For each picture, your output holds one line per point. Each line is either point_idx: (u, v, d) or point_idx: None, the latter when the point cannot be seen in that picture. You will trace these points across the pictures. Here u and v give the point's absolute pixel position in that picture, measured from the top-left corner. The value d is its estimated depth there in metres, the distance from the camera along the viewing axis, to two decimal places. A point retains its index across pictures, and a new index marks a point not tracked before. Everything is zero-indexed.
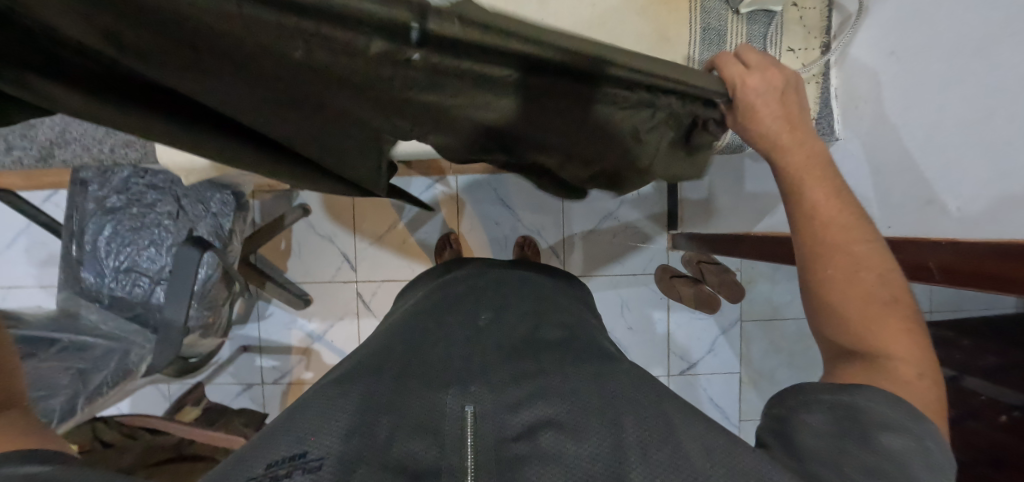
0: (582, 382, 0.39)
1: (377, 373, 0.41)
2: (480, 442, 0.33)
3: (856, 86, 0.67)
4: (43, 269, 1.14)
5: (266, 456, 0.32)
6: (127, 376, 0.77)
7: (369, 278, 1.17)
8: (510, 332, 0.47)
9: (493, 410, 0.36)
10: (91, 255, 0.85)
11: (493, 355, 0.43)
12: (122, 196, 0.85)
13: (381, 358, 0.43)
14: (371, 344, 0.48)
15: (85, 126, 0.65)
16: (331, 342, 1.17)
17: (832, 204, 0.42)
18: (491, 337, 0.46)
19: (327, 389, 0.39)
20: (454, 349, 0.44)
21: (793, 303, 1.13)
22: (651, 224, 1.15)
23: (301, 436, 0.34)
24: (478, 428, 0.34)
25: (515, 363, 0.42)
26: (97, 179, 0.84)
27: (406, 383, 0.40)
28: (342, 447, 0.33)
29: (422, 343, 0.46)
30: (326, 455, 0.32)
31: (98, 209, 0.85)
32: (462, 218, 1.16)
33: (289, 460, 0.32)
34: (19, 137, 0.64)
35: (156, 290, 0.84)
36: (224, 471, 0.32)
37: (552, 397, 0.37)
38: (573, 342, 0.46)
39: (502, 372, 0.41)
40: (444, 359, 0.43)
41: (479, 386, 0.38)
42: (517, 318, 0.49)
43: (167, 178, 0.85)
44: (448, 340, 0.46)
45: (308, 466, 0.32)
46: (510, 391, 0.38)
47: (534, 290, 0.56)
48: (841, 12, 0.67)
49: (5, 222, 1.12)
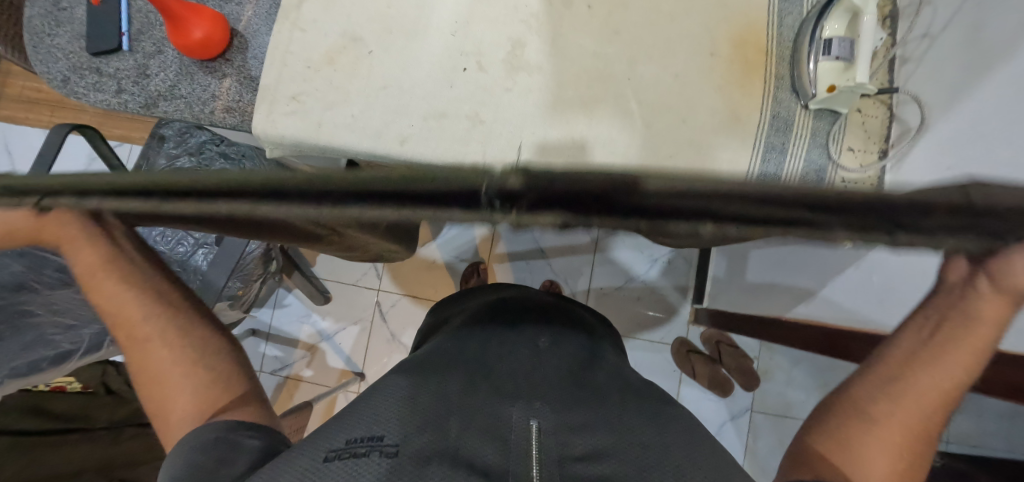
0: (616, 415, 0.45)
1: (446, 377, 0.47)
2: (546, 452, 0.39)
3: None
4: None
5: (348, 434, 0.40)
6: None
7: (392, 289, 1.17)
8: (556, 368, 0.52)
9: (553, 427, 0.42)
10: None
11: (541, 385, 0.48)
12: (192, 159, 0.89)
13: (452, 364, 0.49)
14: (430, 348, 0.55)
15: (195, 87, 0.70)
16: (339, 345, 1.16)
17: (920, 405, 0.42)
18: (547, 362, 0.53)
19: (402, 383, 0.45)
20: (511, 363, 0.51)
21: (807, 403, 1.11)
22: (676, 293, 1.16)
23: (375, 422, 0.41)
24: (541, 441, 0.40)
25: (565, 391, 0.48)
26: (175, 138, 0.90)
27: (473, 391, 0.46)
28: (415, 439, 0.39)
29: (487, 354, 0.53)
30: (398, 444, 0.39)
31: (167, 167, 0.88)
32: (494, 253, 1.18)
33: (368, 441, 0.39)
34: (134, 84, 0.70)
35: (197, 253, 0.86)
36: (313, 439, 0.40)
37: (609, 434, 0.42)
38: (626, 392, 0.49)
39: (561, 395, 0.47)
40: (505, 372, 0.50)
41: (543, 405, 0.44)
42: (570, 354, 0.55)
43: (239, 152, 0.90)
44: (512, 356, 0.52)
45: (384, 451, 0.38)
46: (572, 414, 0.44)
47: (582, 327, 0.61)
48: (901, 124, 0.66)
49: (68, 162, 1.13)
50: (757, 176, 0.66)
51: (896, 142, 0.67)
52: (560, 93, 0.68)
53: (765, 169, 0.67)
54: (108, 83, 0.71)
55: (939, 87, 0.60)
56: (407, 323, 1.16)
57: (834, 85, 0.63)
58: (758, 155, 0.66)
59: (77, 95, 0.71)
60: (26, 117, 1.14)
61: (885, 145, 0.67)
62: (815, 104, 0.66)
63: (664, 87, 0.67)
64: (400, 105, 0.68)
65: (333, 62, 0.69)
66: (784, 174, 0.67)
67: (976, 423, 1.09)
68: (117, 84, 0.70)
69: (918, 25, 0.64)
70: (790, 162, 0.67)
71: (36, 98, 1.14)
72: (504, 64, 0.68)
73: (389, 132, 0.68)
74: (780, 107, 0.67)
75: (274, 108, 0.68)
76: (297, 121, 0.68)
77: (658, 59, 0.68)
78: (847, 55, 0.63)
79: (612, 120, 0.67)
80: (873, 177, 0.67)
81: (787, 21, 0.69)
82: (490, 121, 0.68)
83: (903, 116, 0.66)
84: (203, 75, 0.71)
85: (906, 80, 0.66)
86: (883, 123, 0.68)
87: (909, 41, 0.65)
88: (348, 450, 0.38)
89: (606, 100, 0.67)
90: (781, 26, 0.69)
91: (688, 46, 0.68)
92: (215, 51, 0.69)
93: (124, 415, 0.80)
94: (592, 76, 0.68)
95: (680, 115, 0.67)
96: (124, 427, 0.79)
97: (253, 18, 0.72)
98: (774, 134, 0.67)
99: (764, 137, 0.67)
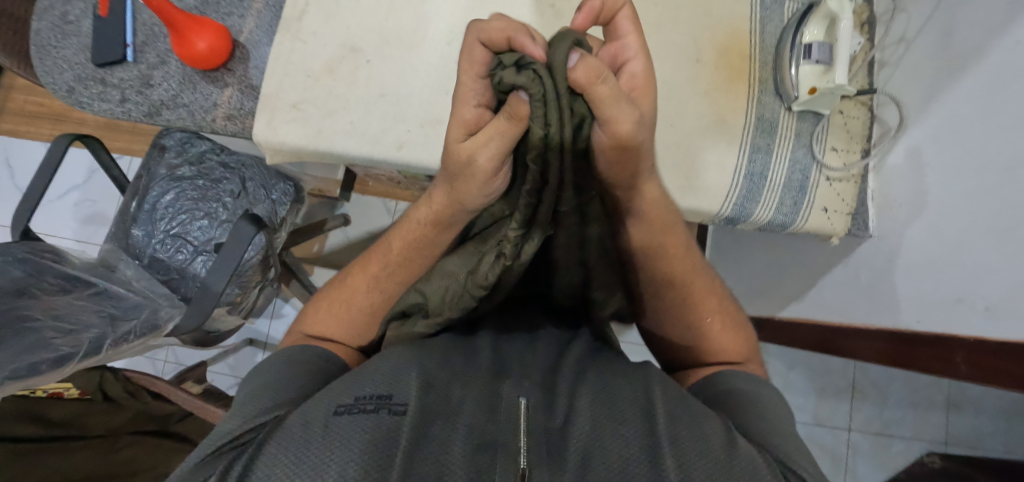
0: (623, 383, 0.41)
1: (444, 351, 0.43)
2: (534, 426, 0.35)
3: (892, 191, 0.66)
4: (83, 225, 1.13)
5: (360, 391, 0.37)
6: (155, 332, 0.73)
7: None
8: (567, 346, 0.49)
9: (544, 405, 0.37)
10: (148, 214, 0.88)
11: (545, 363, 0.44)
12: (193, 168, 0.90)
13: (449, 342, 0.46)
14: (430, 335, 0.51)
15: (197, 96, 0.72)
16: None
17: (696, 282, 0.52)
18: (543, 341, 0.49)
19: (403, 350, 0.42)
20: (512, 343, 0.48)
21: (804, 406, 1.11)
22: None
23: (380, 383, 0.37)
24: (529, 416, 0.35)
25: (573, 367, 0.44)
26: (175, 148, 0.91)
27: (474, 363, 0.42)
28: (422, 399, 0.36)
29: (490, 332, 0.49)
30: (407, 403, 0.35)
31: (167, 176, 0.89)
32: None
33: (375, 398, 0.36)
34: (137, 93, 0.72)
35: (196, 260, 0.87)
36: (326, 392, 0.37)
37: (617, 401, 0.39)
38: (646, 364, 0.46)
39: (569, 372, 0.43)
40: (507, 350, 0.46)
41: (534, 384, 0.39)
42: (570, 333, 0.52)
43: (240, 161, 0.92)
44: (512, 337, 0.49)
45: (393, 409, 0.35)
46: (565, 387, 0.41)
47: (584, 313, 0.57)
48: (882, 125, 0.69)
49: (67, 175, 1.14)
50: (745, 176, 0.68)
51: (878, 141, 0.69)
52: None
53: (752, 168, 0.68)
54: (111, 93, 0.72)
55: (915, 87, 0.63)
56: None
57: (816, 87, 0.65)
58: (745, 156, 0.68)
59: (82, 105, 0.73)
60: (26, 131, 1.16)
61: (868, 144, 0.69)
62: (798, 106, 0.68)
63: None
64: (398, 112, 0.70)
65: (332, 71, 0.71)
66: (770, 173, 0.68)
67: (973, 424, 1.09)
68: (120, 94, 0.72)
69: (894, 31, 0.67)
70: (776, 162, 0.68)
71: (37, 112, 1.16)
72: None
73: (386, 137, 0.69)
74: (765, 109, 0.69)
75: (274, 116, 0.70)
76: (297, 128, 0.70)
77: None
78: (827, 59, 0.65)
79: None
80: (857, 175, 0.69)
81: (769, 28, 0.71)
82: None
83: (884, 117, 0.69)
84: (205, 84, 0.72)
85: (885, 82, 0.68)
86: (864, 124, 0.70)
87: (886, 46, 0.68)
88: (356, 406, 0.35)
89: None
90: (764, 33, 0.71)
91: (675, 52, 0.71)
92: (217, 62, 0.71)
93: (119, 422, 0.78)
94: None
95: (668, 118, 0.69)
96: (118, 434, 0.77)
97: (255, 29, 0.75)
98: (761, 135, 0.69)
99: (750, 138, 0.69)
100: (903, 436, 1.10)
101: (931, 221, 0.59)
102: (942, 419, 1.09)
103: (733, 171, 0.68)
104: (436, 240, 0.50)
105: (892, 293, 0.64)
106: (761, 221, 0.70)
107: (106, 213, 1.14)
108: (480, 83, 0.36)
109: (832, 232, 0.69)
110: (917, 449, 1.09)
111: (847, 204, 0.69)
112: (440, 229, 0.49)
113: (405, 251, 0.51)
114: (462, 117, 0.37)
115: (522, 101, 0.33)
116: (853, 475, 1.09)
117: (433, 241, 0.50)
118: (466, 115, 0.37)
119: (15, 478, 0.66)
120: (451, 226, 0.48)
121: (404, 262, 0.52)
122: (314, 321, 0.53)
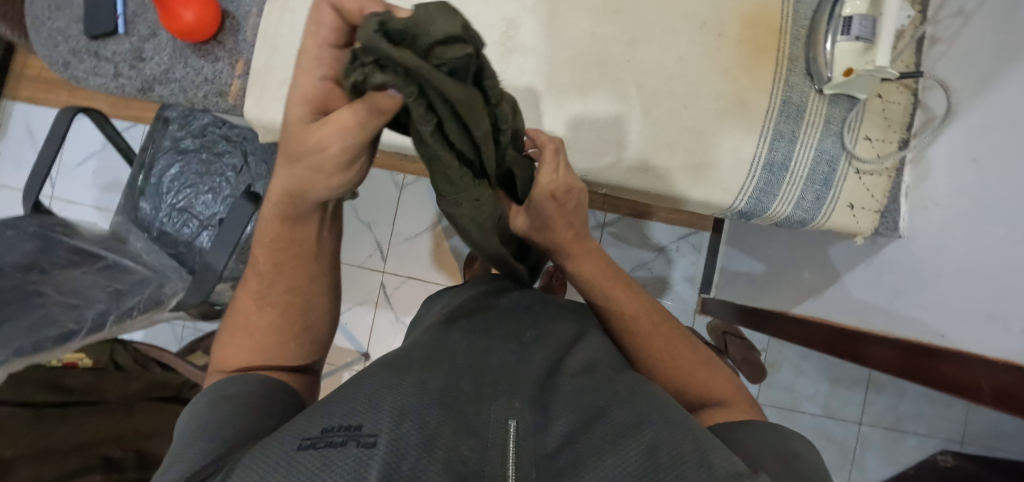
0: (610, 400, 0.39)
1: (426, 370, 0.39)
2: (523, 454, 0.33)
3: (928, 188, 0.59)
4: (102, 192, 1.16)
5: (324, 421, 0.33)
6: (157, 307, 0.75)
7: (395, 272, 1.16)
8: (560, 357, 0.46)
9: (532, 428, 0.36)
10: (154, 187, 0.89)
11: (531, 383, 0.41)
12: (196, 141, 0.89)
13: (429, 350, 0.43)
14: (414, 339, 0.47)
15: (189, 71, 0.70)
16: (344, 324, 1.17)
17: (651, 322, 0.50)
18: (534, 357, 0.46)
19: (379, 371, 0.38)
20: (495, 360, 0.44)
21: (816, 397, 1.07)
22: (685, 285, 1.07)
23: (352, 411, 0.33)
24: (519, 444, 0.34)
25: (560, 393, 0.41)
26: (178, 120, 0.90)
27: (455, 381, 0.39)
28: (397, 428, 0.31)
29: (471, 341, 0.46)
30: (378, 434, 0.31)
31: (172, 148, 0.89)
32: None
33: (344, 430, 0.32)
34: (130, 67, 0.70)
35: (202, 235, 0.87)
36: (293, 421, 0.34)
37: (601, 429, 0.36)
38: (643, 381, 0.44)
39: (559, 397, 0.41)
40: (492, 360, 0.44)
41: (523, 404, 0.38)
42: (560, 341, 0.49)
43: (240, 134, 0.89)
44: (497, 349, 0.46)
45: (362, 441, 0.30)
46: (556, 418, 0.38)
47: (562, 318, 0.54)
48: (926, 112, 0.61)
49: (84, 142, 1.16)
50: (763, 166, 0.62)
51: (918, 131, 0.62)
52: (555, 76, 0.64)
53: (772, 157, 0.62)
54: (105, 67, 0.71)
55: (968, 70, 0.55)
56: (411, 305, 1.15)
57: (852, 68, 0.57)
58: (765, 143, 0.62)
59: (77, 79, 0.72)
60: (46, 98, 1.17)
61: (906, 134, 0.62)
62: (830, 89, 0.61)
63: (666, 70, 0.64)
64: None
65: None
66: (793, 163, 0.62)
67: (994, 424, 1.04)
68: (114, 68, 0.71)
69: (951, 2, 0.58)
70: (800, 151, 0.62)
71: (54, 78, 1.17)
72: (498, 47, 0.65)
73: None
74: (792, 91, 0.62)
75: (265, 93, 0.67)
76: None
77: (661, 39, 0.64)
78: (868, 35, 0.57)
79: (608, 105, 0.64)
80: (891, 168, 0.63)
81: None
82: None
83: (929, 103, 0.61)
84: (197, 58, 0.70)
85: (934, 63, 0.60)
86: (906, 110, 0.63)
87: (939, 19, 0.59)
88: (323, 439, 0.31)
89: (605, 84, 0.64)
90: (798, 3, 0.63)
91: (693, 24, 0.64)
92: (205, 34, 0.68)
93: (134, 391, 0.84)
94: (588, 59, 0.64)
95: (682, 101, 0.63)
96: (134, 402, 0.83)
97: None
98: (785, 120, 0.62)
99: (773, 124, 0.62)
100: (917, 432, 1.05)
101: (975, 225, 0.52)
102: (960, 417, 1.04)
103: (750, 160, 0.62)
104: (297, 239, 0.44)
105: (919, 304, 0.59)
106: (779, 215, 0.64)
107: (122, 180, 1.16)
108: (328, 52, 0.33)
109: (857, 231, 0.63)
110: (931, 445, 1.05)
111: (878, 201, 0.63)
112: (297, 226, 0.44)
113: (276, 261, 0.44)
114: (304, 89, 0.33)
115: (390, 96, 0.28)
116: (860, 468, 1.06)
117: (295, 238, 0.44)
118: (308, 88, 0.33)
119: (41, 438, 0.71)
120: (311, 220, 0.44)
121: (280, 273, 0.44)
122: (229, 352, 0.45)
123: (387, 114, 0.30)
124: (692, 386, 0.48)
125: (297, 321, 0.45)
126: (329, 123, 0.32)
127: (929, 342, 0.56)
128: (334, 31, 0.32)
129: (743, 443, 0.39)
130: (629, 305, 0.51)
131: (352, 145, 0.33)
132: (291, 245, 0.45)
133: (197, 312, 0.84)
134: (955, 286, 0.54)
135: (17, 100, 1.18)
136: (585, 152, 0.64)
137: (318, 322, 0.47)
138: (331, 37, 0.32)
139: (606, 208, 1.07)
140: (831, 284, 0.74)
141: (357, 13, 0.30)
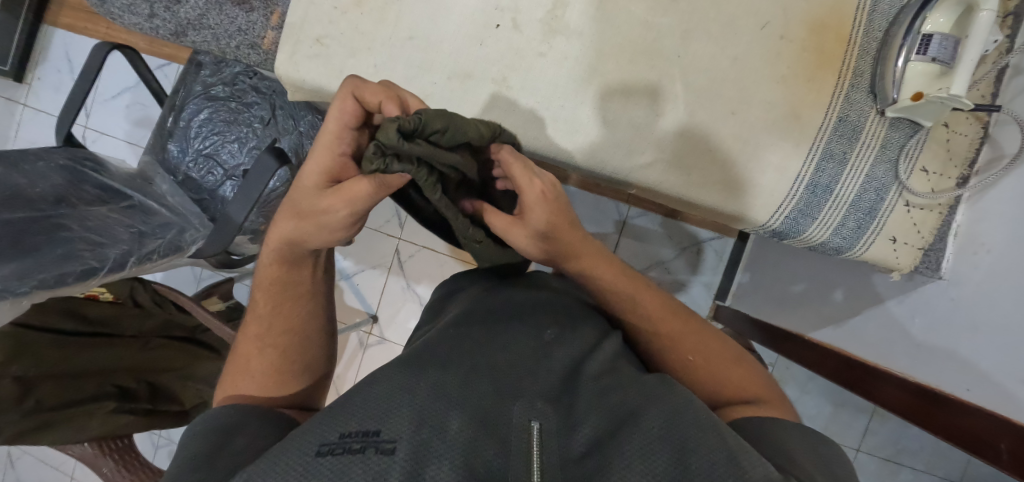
0: (638, 403, 0.37)
1: (442, 367, 0.38)
2: (546, 461, 0.32)
3: (980, 230, 0.56)
4: (133, 127, 1.17)
5: (340, 427, 0.33)
6: (177, 253, 0.77)
7: (411, 240, 1.16)
8: (587, 353, 0.44)
9: (556, 428, 0.35)
10: (182, 131, 0.88)
11: (554, 382, 0.40)
12: (227, 88, 0.88)
13: (447, 344, 0.42)
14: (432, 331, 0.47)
15: (223, 18, 0.69)
16: (356, 285, 1.19)
17: (677, 324, 0.49)
18: (557, 354, 0.43)
19: (395, 369, 0.38)
20: (517, 351, 0.42)
21: (817, 419, 1.06)
22: (701, 290, 1.05)
23: (369, 414, 0.33)
24: (541, 446, 0.33)
25: (584, 389, 0.40)
26: (211, 66, 0.89)
27: (471, 379, 0.37)
28: (414, 432, 0.32)
29: (485, 333, 0.45)
30: (397, 440, 0.31)
31: (203, 94, 0.88)
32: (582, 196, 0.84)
33: (361, 436, 0.32)
34: (164, 9, 0.69)
35: (225, 184, 0.87)
36: (313, 420, 0.34)
37: (626, 435, 0.34)
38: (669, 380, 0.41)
39: (583, 395, 0.39)
40: (507, 349, 0.42)
41: (546, 403, 0.37)
42: (586, 336, 0.47)
43: (271, 87, 0.88)
44: (513, 340, 0.44)
45: (381, 449, 0.31)
46: (575, 419, 0.36)
47: (584, 315, 0.51)
48: (994, 149, 0.56)
49: (119, 76, 1.16)
50: (807, 186, 0.59)
51: (981, 169, 0.57)
52: (598, 66, 0.61)
53: (817, 179, 0.58)
54: (140, 6, 0.70)
55: None
56: (423, 275, 1.16)
57: (923, 92, 0.53)
58: (812, 163, 0.58)
59: (113, 15, 0.72)
60: (84, 26, 1.17)
61: (967, 171, 0.58)
62: (892, 112, 0.56)
63: (717, 71, 0.59)
64: (424, 61, 0.64)
65: (362, 5, 0.64)
66: (838, 187, 0.58)
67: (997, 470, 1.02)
68: (148, 8, 0.69)
69: None
70: (849, 175, 0.58)
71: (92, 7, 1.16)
72: (542, 25, 0.62)
73: (409, 88, 0.64)
74: (851, 109, 0.58)
75: (297, 50, 0.65)
76: (319, 65, 0.65)
77: (717, 36, 0.59)
78: (947, 58, 0.52)
79: (649, 103, 0.60)
80: (943, 204, 0.59)
81: (881, 7, 0.58)
82: (517, 88, 0.62)
83: (999, 139, 0.56)
84: (232, 6, 0.68)
85: (1012, 97, 0.55)
86: (971, 144, 0.58)
87: None
88: (342, 445, 0.31)
89: (649, 79, 0.60)
90: (874, 12, 0.58)
91: (756, 23, 0.59)
92: None
93: (150, 329, 0.87)
94: (636, 49, 0.60)
95: (730, 106, 0.59)
96: (150, 338, 0.86)
97: None
98: (838, 140, 0.58)
99: (825, 142, 0.58)
100: (914, 466, 1.04)
101: None
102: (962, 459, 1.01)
103: (793, 180, 0.59)
104: (290, 282, 0.49)
105: (952, 346, 0.56)
106: (814, 240, 0.61)
107: (153, 118, 1.16)
108: (345, 133, 0.41)
109: (895, 267, 0.60)
110: None
111: (922, 238, 0.59)
112: (293, 268, 0.49)
113: (274, 303, 0.48)
114: (324, 163, 0.42)
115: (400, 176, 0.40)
116: None
117: (291, 280, 0.49)
118: (330, 162, 0.41)
119: (61, 364, 0.74)
120: (306, 265, 0.49)
121: (278, 314, 0.48)
122: (234, 385, 0.45)
123: (393, 185, 0.41)
124: (730, 386, 0.45)
125: (296, 359, 0.47)
126: (343, 193, 0.41)
127: (952, 392, 0.54)
128: (354, 115, 0.40)
129: (784, 440, 0.37)
130: (661, 320, 0.49)
131: (358, 209, 0.42)
132: (291, 287, 0.49)
133: (216, 260, 0.85)
134: (996, 339, 0.51)
135: (57, 26, 1.18)
136: (616, 149, 0.61)
137: (315, 360, 0.49)
138: (352, 121, 0.40)
139: (631, 202, 1.04)
140: (874, 305, 0.69)
141: (375, 104, 0.40)
